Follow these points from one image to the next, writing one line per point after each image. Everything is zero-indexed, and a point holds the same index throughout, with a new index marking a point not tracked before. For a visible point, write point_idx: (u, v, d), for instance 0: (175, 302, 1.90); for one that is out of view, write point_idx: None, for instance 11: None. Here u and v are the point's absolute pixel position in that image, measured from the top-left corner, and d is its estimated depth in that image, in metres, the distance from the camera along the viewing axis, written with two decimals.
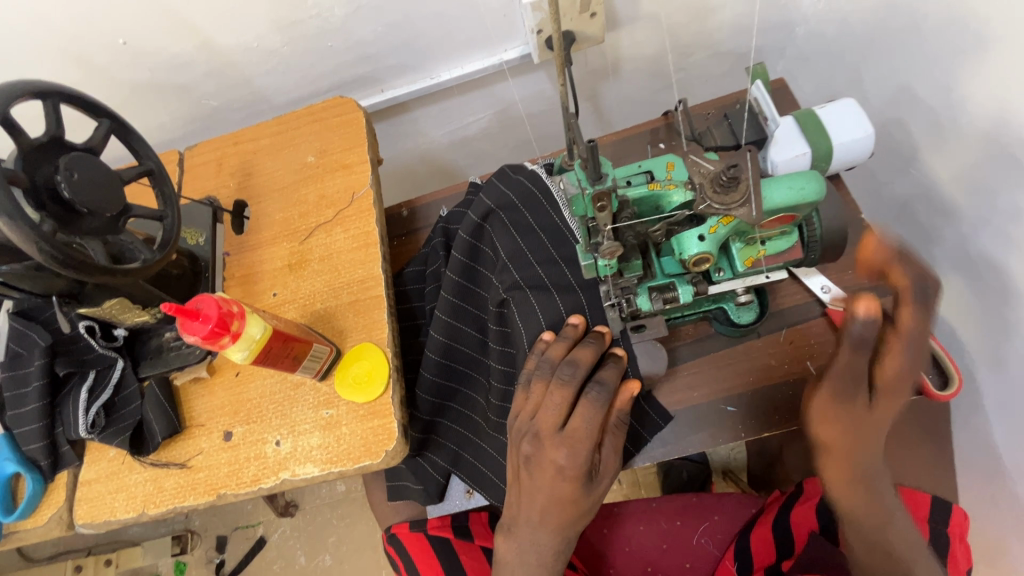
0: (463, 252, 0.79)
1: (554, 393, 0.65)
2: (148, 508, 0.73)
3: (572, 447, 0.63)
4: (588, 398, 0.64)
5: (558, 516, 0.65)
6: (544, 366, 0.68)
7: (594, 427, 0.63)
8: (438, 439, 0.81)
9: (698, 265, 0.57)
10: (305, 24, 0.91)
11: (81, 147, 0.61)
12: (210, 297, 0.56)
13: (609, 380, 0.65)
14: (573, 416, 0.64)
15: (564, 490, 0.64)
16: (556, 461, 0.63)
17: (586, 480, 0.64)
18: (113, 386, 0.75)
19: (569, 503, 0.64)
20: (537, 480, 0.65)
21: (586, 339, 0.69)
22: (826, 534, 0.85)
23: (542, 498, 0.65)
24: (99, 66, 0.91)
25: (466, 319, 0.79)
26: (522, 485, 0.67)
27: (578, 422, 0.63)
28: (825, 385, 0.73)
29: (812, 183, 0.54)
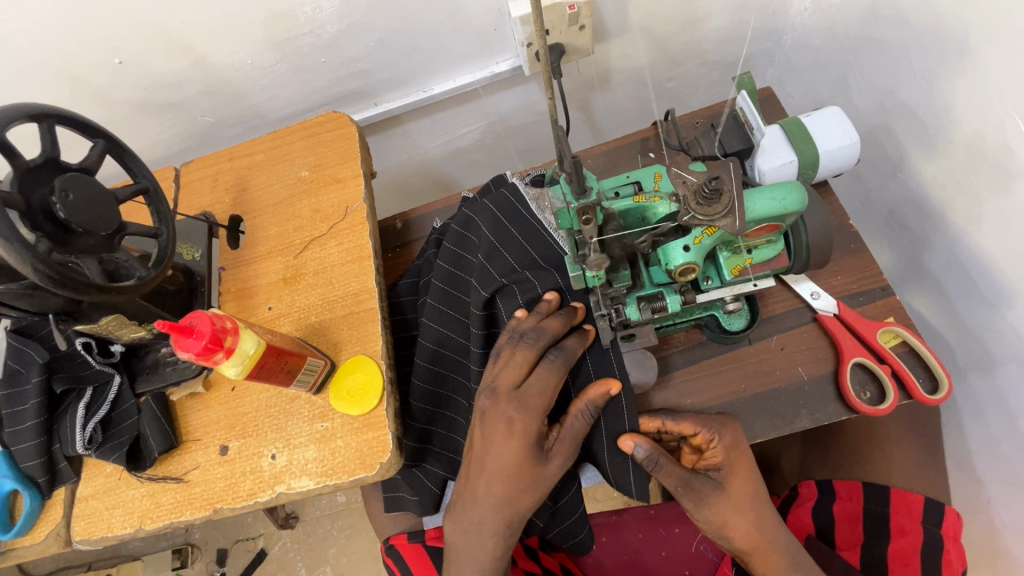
0: (447, 261, 0.81)
1: (518, 353, 0.67)
2: (145, 524, 0.73)
3: (523, 403, 0.64)
4: (546, 362, 0.66)
5: (502, 489, 0.65)
6: (515, 337, 0.70)
7: (548, 391, 0.65)
8: (432, 448, 0.80)
9: (685, 275, 0.58)
10: (298, 40, 0.92)
11: (76, 167, 0.62)
12: (203, 313, 0.57)
13: (570, 349, 0.68)
14: (531, 375, 0.66)
15: (510, 450, 0.64)
16: (507, 414, 0.64)
17: (538, 453, 0.65)
18: (110, 401, 0.75)
19: (516, 471, 0.64)
20: (488, 439, 0.65)
21: (559, 313, 0.71)
22: (823, 537, 0.86)
23: (490, 462, 0.65)
24: (95, 85, 0.92)
25: (453, 325, 0.81)
26: (472, 450, 0.67)
27: (534, 381, 0.65)
28: (816, 390, 0.73)
29: (793, 193, 0.55)
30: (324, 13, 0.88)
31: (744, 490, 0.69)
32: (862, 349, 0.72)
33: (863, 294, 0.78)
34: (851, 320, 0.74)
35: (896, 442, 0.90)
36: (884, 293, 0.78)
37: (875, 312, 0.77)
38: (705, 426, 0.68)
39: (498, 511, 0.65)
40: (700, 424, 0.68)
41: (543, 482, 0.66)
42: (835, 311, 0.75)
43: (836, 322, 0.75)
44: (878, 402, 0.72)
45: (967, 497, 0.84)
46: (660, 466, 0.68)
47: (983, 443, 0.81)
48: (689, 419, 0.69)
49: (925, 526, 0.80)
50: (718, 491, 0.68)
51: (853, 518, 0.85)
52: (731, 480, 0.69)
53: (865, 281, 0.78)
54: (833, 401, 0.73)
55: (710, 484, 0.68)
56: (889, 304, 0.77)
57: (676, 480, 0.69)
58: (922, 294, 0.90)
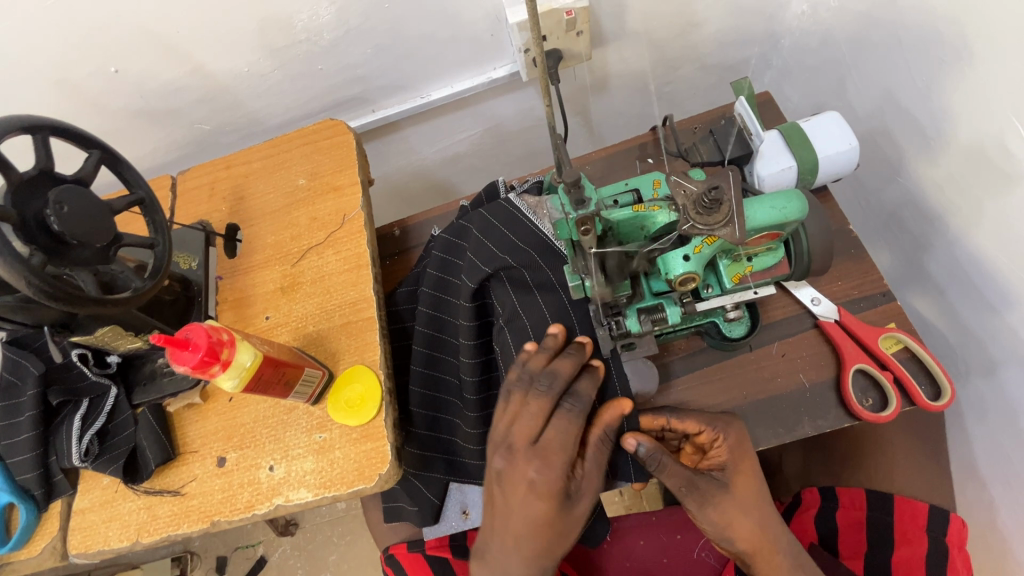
0: (436, 269, 0.81)
1: (531, 403, 0.66)
2: (142, 537, 0.73)
3: (545, 459, 0.63)
4: (562, 412, 0.65)
5: (533, 542, 0.64)
6: (525, 379, 0.68)
7: (569, 441, 0.64)
8: (439, 456, 0.80)
9: (685, 284, 0.57)
10: (295, 48, 0.92)
11: (71, 179, 0.62)
12: (199, 326, 0.56)
13: (585, 393, 0.66)
14: (549, 429, 0.65)
15: (538, 507, 0.63)
16: (527, 475, 0.63)
17: (563, 500, 0.64)
18: (106, 414, 0.74)
19: (545, 523, 0.63)
20: (511, 499, 0.64)
21: (567, 351, 0.69)
22: (827, 546, 0.87)
23: (517, 520, 0.63)
24: (91, 94, 0.91)
25: (444, 330, 0.81)
26: (498, 507, 0.65)
27: (553, 435, 0.64)
28: (818, 397, 0.73)
29: (793, 202, 0.55)
30: (321, 21, 0.88)
31: (749, 490, 0.69)
32: (864, 355, 0.72)
33: (864, 300, 0.77)
34: (851, 326, 0.74)
35: (898, 447, 0.89)
36: (885, 299, 0.77)
37: (876, 318, 0.76)
38: (710, 424, 0.69)
39: (536, 562, 0.64)
40: (705, 421, 0.68)
41: (574, 523, 0.65)
42: (835, 318, 0.75)
43: (837, 329, 0.74)
44: (880, 408, 0.71)
45: (971, 502, 0.84)
46: (664, 467, 0.66)
47: (986, 447, 0.81)
48: (693, 416, 0.69)
49: (929, 532, 0.80)
50: (723, 490, 0.68)
51: (855, 526, 0.86)
52: (738, 480, 0.69)
53: (866, 286, 0.78)
54: (835, 407, 0.72)
55: (715, 484, 0.68)
56: (890, 310, 0.76)
57: (680, 480, 0.67)
58: (923, 298, 0.89)
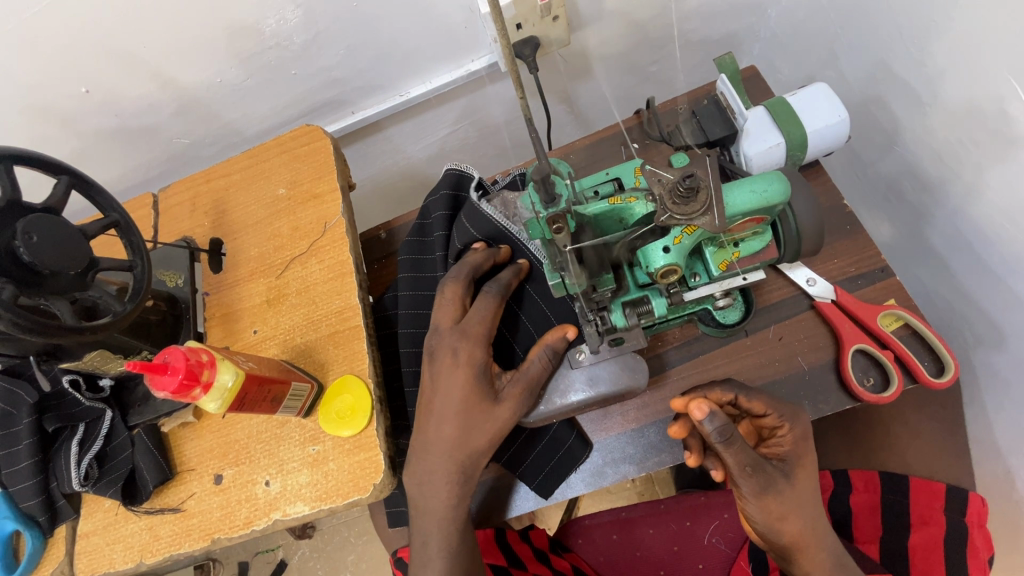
0: (408, 269, 0.81)
1: (446, 290, 0.69)
2: (145, 558, 0.73)
3: (464, 333, 0.66)
4: (482, 294, 0.69)
5: (452, 429, 0.64)
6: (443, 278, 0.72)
7: (486, 315, 0.67)
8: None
9: (667, 276, 0.55)
10: (266, 54, 0.90)
11: (40, 208, 0.61)
12: (177, 348, 0.55)
13: (504, 280, 0.71)
14: (469, 309, 0.68)
15: (458, 380, 0.64)
16: (450, 347, 0.65)
17: (486, 390, 0.64)
18: (103, 437, 0.74)
19: (465, 405, 0.64)
20: (439, 381, 0.65)
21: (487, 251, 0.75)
22: (840, 529, 0.86)
23: (439, 402, 0.65)
24: (65, 115, 0.90)
25: None
26: (425, 395, 0.67)
27: (473, 312, 0.67)
28: (818, 381, 0.71)
29: (776, 184, 0.52)
30: (289, 25, 0.86)
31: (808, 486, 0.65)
32: (863, 335, 0.70)
33: (862, 277, 0.75)
34: (850, 306, 0.71)
35: (906, 424, 0.88)
36: (884, 274, 0.75)
37: (874, 295, 0.74)
38: (779, 409, 0.65)
39: (451, 454, 0.65)
40: (774, 405, 0.65)
41: (492, 424, 0.64)
42: (832, 297, 0.72)
43: (834, 309, 0.72)
44: (882, 389, 0.69)
45: (983, 475, 0.82)
46: (731, 441, 0.60)
47: (998, 420, 0.78)
48: (762, 398, 0.65)
49: (942, 510, 0.78)
50: (784, 480, 0.63)
51: (869, 510, 0.85)
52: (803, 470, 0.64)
53: (864, 263, 0.75)
54: (835, 390, 0.70)
55: (778, 472, 0.63)
56: (889, 286, 0.74)
57: (746, 460, 0.61)
58: (925, 269, 0.86)
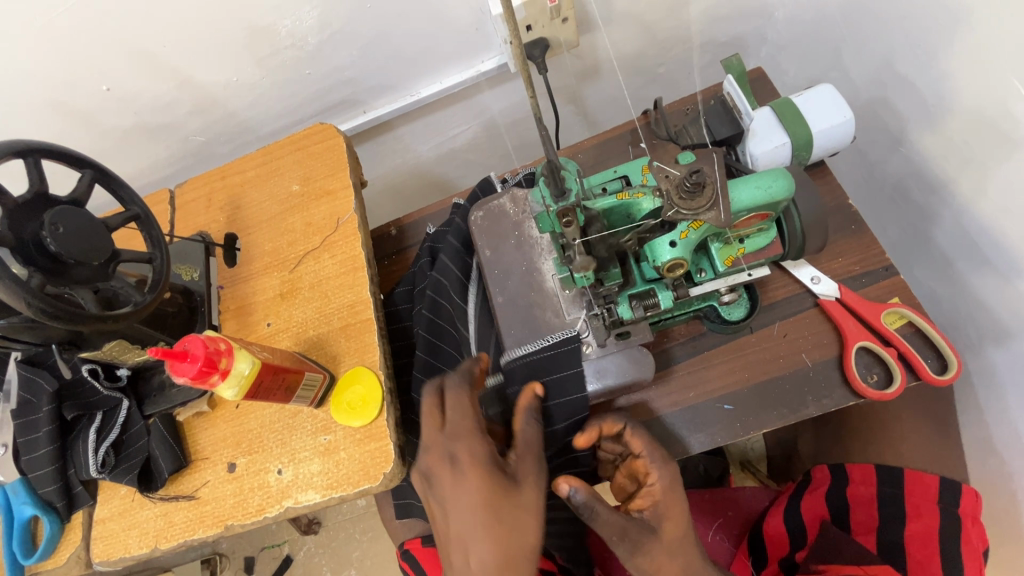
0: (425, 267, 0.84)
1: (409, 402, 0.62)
2: (160, 543, 0.75)
3: (455, 435, 0.58)
4: (448, 393, 0.61)
5: (490, 551, 0.52)
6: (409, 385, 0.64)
7: (466, 412, 0.59)
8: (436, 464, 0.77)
9: (674, 271, 0.56)
10: (281, 55, 0.92)
11: (65, 200, 0.63)
12: (196, 337, 0.57)
13: (467, 368, 0.64)
14: (444, 410, 0.60)
15: (470, 492, 0.54)
16: (447, 458, 0.56)
17: (505, 480, 0.55)
18: (120, 425, 0.77)
19: (488, 514, 0.53)
20: (446, 496, 0.55)
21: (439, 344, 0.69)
22: (838, 522, 0.85)
23: (457, 522, 0.54)
24: (86, 113, 0.93)
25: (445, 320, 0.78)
26: (437, 518, 0.57)
27: (449, 413, 0.60)
28: (822, 377, 0.72)
29: (781, 179, 0.53)
30: (305, 26, 0.88)
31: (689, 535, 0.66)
32: (866, 332, 0.71)
33: (866, 275, 0.76)
34: (853, 303, 0.72)
35: (910, 423, 0.88)
36: (888, 273, 0.76)
37: (878, 293, 0.75)
38: (650, 454, 0.68)
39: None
40: (646, 448, 0.67)
41: (527, 516, 0.54)
42: (837, 295, 0.74)
43: (839, 307, 0.73)
44: (885, 384, 0.70)
45: (986, 473, 0.83)
46: (597, 515, 0.62)
47: (1001, 419, 0.79)
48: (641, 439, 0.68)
49: (940, 505, 0.79)
50: (651, 536, 0.64)
51: (866, 501, 0.84)
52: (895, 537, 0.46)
53: (868, 261, 0.76)
54: (839, 386, 0.71)
55: (643, 528, 0.64)
56: (893, 284, 0.75)
57: (614, 528, 0.63)
58: (929, 269, 0.87)
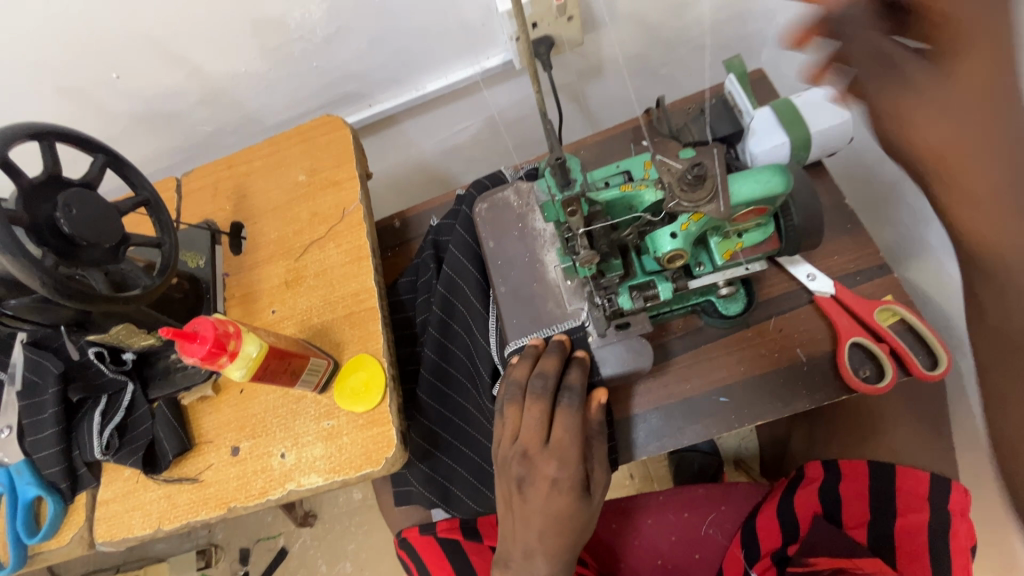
0: (433, 259, 0.84)
1: (531, 409, 0.65)
2: (163, 524, 0.76)
3: (561, 457, 0.63)
4: (563, 407, 0.65)
5: (557, 538, 0.63)
6: (513, 390, 0.67)
7: (574, 433, 0.63)
8: (438, 455, 0.78)
9: (673, 262, 0.57)
10: (289, 46, 0.94)
11: (77, 182, 0.64)
12: (206, 318, 0.58)
13: (578, 385, 0.66)
14: (554, 427, 0.64)
15: (559, 503, 0.62)
16: (548, 475, 0.62)
17: (582, 493, 0.63)
18: (125, 408, 0.78)
19: (567, 519, 0.62)
20: (532, 501, 0.63)
21: (549, 349, 0.69)
22: (830, 518, 0.88)
23: (538, 521, 0.62)
24: (95, 100, 0.94)
25: (453, 313, 0.80)
26: (514, 510, 0.65)
27: (560, 432, 0.64)
28: (815, 371, 0.73)
29: (777, 175, 0.54)
30: (314, 18, 0.90)
31: None
32: (859, 328, 0.72)
33: (861, 274, 0.77)
34: (847, 300, 0.74)
35: (901, 420, 0.90)
36: (882, 272, 0.77)
37: (872, 291, 0.76)
38: None
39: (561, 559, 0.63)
40: None
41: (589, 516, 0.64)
42: (831, 292, 0.75)
43: (833, 303, 0.75)
44: (877, 380, 0.71)
45: None
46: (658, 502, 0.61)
47: None
48: None
49: (929, 500, 0.81)
50: None
51: (857, 496, 0.86)
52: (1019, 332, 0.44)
53: (863, 260, 0.78)
54: (832, 381, 0.72)
55: None
56: (887, 283, 0.76)
57: None
58: None
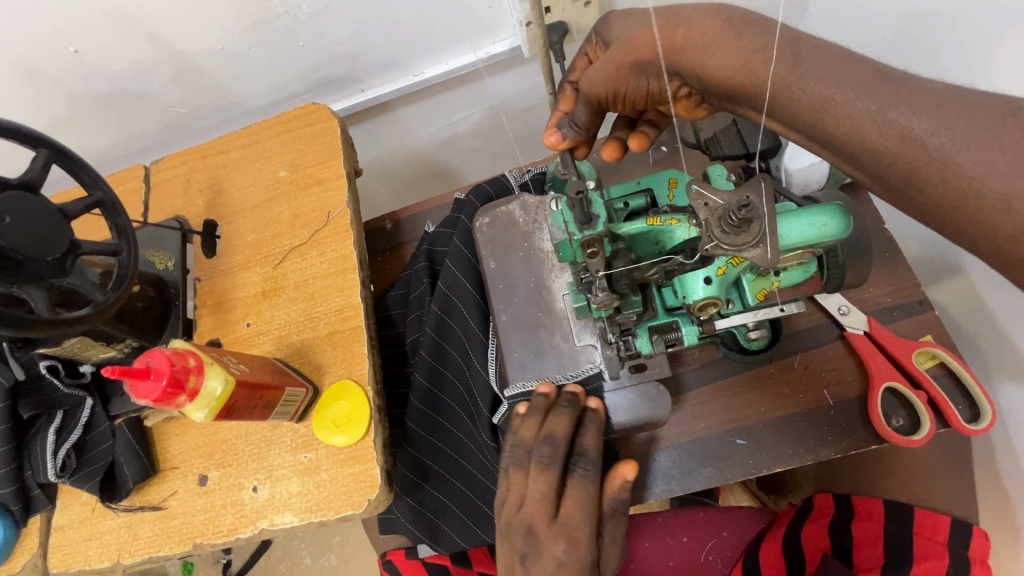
0: (427, 272, 0.77)
1: (540, 478, 0.61)
2: (122, 558, 0.69)
3: (570, 538, 0.59)
4: (577, 478, 0.61)
5: None
6: (521, 451, 0.64)
7: (588, 510, 0.59)
8: (428, 488, 0.72)
9: (705, 309, 0.50)
10: (272, 23, 0.83)
11: (15, 183, 0.55)
12: (161, 352, 0.50)
13: (592, 451, 0.61)
14: (566, 500, 0.60)
15: None
16: (555, 555, 0.58)
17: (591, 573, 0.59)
18: (82, 426, 0.70)
19: None
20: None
21: (560, 406, 0.64)
22: (841, 556, 0.82)
23: None
24: (50, 77, 0.83)
25: (448, 336, 0.72)
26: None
27: (572, 506, 0.60)
28: (844, 416, 0.67)
29: (835, 217, 0.46)
30: None
31: None
32: (895, 372, 0.66)
33: (897, 308, 0.70)
34: (883, 339, 0.67)
35: (921, 457, 0.85)
36: (921, 307, 0.70)
37: (909, 329, 0.70)
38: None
39: None
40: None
41: None
42: (865, 328, 0.68)
43: (866, 341, 0.68)
44: (910, 430, 0.65)
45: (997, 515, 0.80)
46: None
47: None
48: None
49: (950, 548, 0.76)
50: None
51: (872, 538, 0.81)
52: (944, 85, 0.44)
53: (901, 294, 0.71)
54: (861, 427, 0.66)
55: None
56: (926, 320, 0.70)
57: None
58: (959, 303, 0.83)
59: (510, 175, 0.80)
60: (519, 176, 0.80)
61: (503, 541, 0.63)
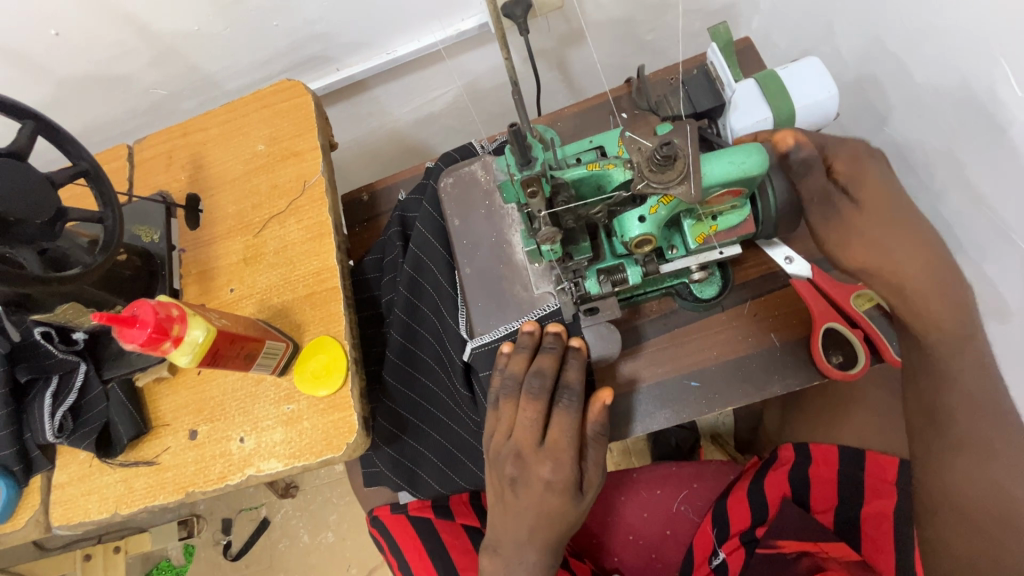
0: (399, 238, 0.81)
1: (527, 409, 0.65)
2: (120, 509, 0.74)
3: (556, 460, 0.64)
4: (561, 408, 0.65)
5: (548, 533, 0.65)
6: (511, 382, 0.68)
7: (573, 437, 0.64)
8: (405, 439, 0.76)
9: (642, 246, 0.56)
10: (246, 4, 0.87)
11: (5, 152, 0.59)
12: (146, 302, 0.55)
13: (577, 384, 0.66)
14: (552, 428, 0.65)
15: (553, 504, 0.64)
16: (542, 477, 0.64)
17: (575, 492, 0.64)
18: (77, 390, 0.74)
19: (559, 517, 0.65)
20: (524, 499, 0.65)
21: (547, 347, 0.68)
22: (798, 499, 0.88)
23: (532, 516, 0.65)
24: (33, 60, 0.86)
25: (421, 295, 0.77)
26: (506, 503, 0.66)
27: (557, 433, 0.64)
28: (789, 357, 0.72)
29: (754, 154, 0.51)
30: None
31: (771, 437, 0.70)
32: (834, 313, 0.71)
33: None
34: (824, 285, 0.71)
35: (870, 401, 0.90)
36: None
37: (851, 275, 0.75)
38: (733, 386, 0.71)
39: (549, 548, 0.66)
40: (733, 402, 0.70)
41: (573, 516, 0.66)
42: (808, 276, 0.71)
43: (810, 288, 0.71)
44: (849, 366, 0.71)
45: None
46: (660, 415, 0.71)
47: None
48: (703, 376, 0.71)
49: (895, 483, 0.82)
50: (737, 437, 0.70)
51: (825, 481, 0.87)
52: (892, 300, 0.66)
53: None
54: (806, 366, 0.72)
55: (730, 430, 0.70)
56: None
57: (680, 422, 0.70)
58: None
59: (476, 144, 0.84)
60: (484, 145, 0.84)
61: (493, 470, 0.68)
